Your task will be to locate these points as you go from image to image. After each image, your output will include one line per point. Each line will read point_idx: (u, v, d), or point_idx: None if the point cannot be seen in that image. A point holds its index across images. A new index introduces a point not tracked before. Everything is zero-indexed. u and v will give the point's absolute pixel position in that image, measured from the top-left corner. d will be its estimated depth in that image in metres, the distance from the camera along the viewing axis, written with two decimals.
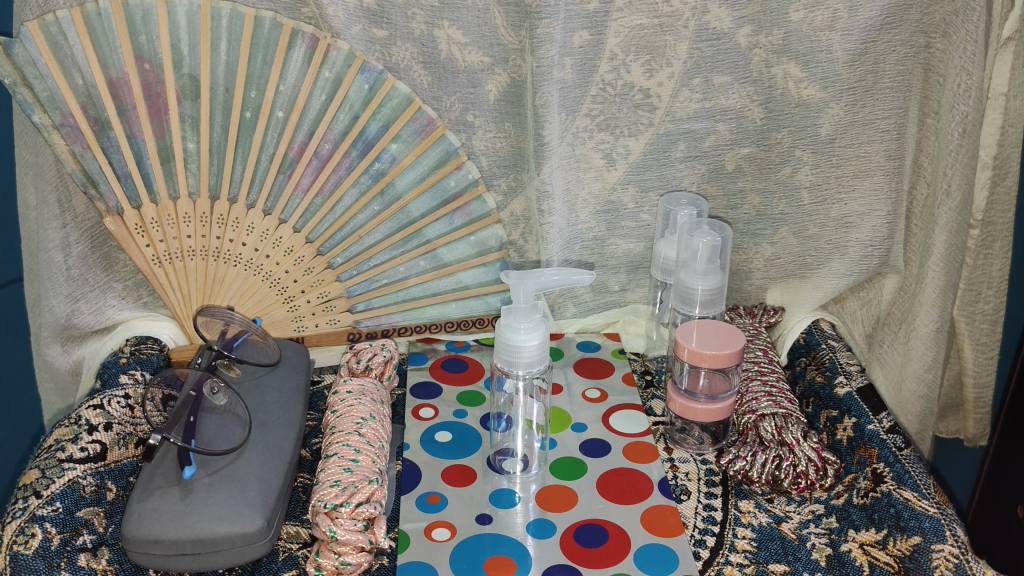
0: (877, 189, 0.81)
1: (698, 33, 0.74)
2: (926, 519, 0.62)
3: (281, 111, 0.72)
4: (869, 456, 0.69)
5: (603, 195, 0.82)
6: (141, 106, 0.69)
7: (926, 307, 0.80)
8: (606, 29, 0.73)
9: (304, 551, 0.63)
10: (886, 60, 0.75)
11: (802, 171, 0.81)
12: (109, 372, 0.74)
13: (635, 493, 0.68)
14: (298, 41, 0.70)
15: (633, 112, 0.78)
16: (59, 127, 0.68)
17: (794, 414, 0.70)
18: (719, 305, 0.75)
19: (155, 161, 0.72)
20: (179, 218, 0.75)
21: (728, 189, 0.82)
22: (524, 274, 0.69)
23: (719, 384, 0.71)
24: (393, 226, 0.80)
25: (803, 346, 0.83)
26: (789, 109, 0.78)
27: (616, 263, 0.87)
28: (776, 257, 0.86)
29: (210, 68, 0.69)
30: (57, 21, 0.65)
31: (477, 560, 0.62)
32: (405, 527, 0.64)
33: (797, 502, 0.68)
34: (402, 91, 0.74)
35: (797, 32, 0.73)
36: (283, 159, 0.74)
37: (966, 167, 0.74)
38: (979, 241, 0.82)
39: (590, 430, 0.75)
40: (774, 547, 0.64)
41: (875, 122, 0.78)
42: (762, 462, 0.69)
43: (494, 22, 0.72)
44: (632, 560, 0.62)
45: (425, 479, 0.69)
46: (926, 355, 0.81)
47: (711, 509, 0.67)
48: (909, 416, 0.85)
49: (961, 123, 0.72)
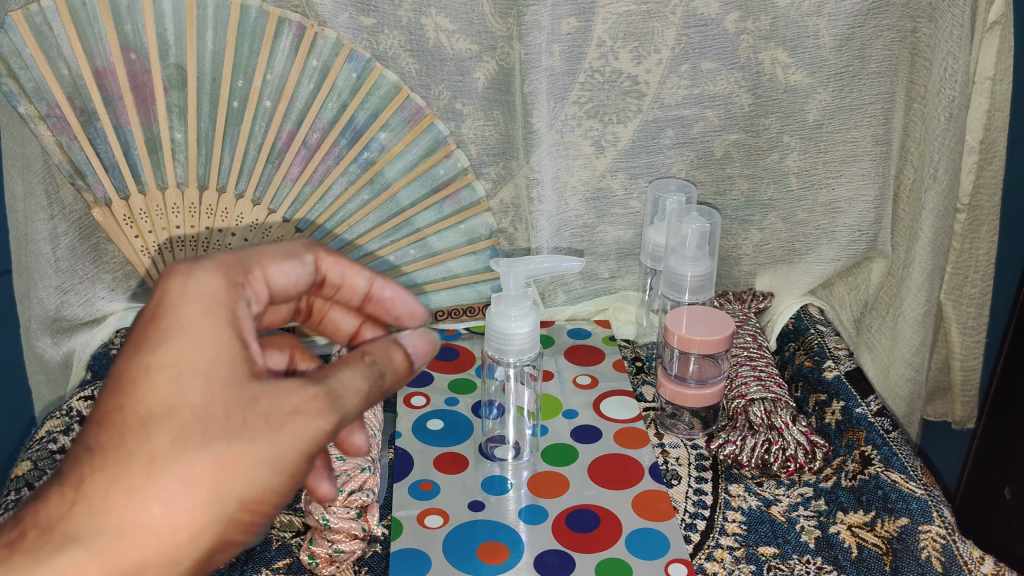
0: (865, 174, 0.81)
1: (686, 20, 0.74)
2: (913, 501, 0.63)
3: (268, 101, 0.72)
4: (858, 439, 0.69)
5: (592, 181, 0.82)
6: (128, 96, 0.69)
7: (913, 291, 0.80)
8: (594, 15, 0.73)
9: (298, 539, 0.63)
10: (872, 45, 0.75)
11: (790, 157, 0.81)
12: (99, 363, 0.75)
13: (625, 479, 0.68)
14: (285, 29, 0.70)
15: (622, 98, 0.77)
16: (45, 118, 0.68)
17: (782, 399, 0.72)
18: (708, 290, 0.75)
19: (143, 151, 0.71)
20: (167, 210, 0.74)
21: (717, 175, 0.83)
22: (520, 262, 0.69)
23: (708, 369, 0.72)
24: (383, 214, 0.80)
25: (792, 331, 0.85)
26: (777, 95, 0.78)
27: (606, 250, 0.87)
28: (765, 243, 0.86)
29: (197, 57, 0.69)
30: (41, 11, 0.64)
31: (470, 546, 0.62)
32: (398, 514, 0.65)
33: (786, 486, 0.68)
34: (391, 79, 0.74)
35: (784, 17, 0.73)
36: (271, 148, 0.74)
37: (953, 151, 0.74)
38: (966, 225, 0.82)
39: (581, 417, 0.76)
40: (763, 530, 0.64)
41: (863, 107, 0.78)
42: (751, 446, 0.69)
43: (481, 10, 0.72)
44: (623, 545, 0.62)
45: (418, 467, 0.70)
46: (912, 338, 0.82)
47: (702, 493, 0.68)
48: (897, 399, 0.86)
49: (948, 108, 0.72)
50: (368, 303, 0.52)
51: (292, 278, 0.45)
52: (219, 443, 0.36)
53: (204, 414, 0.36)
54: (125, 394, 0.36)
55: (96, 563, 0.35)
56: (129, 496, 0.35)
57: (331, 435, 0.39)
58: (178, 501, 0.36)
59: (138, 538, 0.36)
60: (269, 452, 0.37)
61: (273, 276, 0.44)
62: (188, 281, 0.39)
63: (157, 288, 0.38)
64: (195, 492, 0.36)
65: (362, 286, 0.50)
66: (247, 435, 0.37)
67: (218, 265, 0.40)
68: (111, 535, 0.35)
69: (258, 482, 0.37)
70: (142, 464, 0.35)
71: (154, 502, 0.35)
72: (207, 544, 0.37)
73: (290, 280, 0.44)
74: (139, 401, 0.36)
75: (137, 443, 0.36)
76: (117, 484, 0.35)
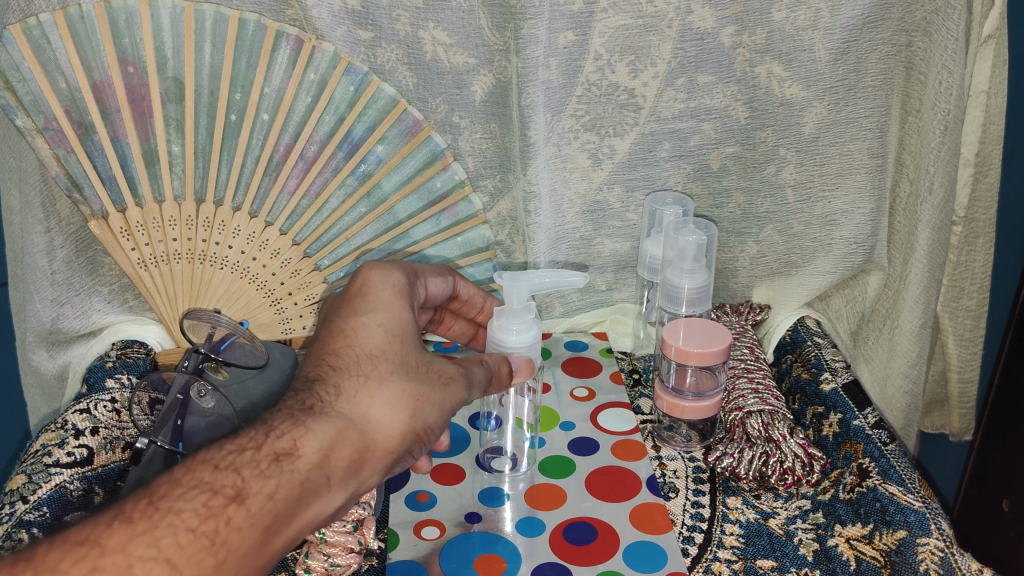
0: (860, 188, 0.81)
1: (682, 33, 0.74)
2: (912, 513, 0.62)
3: (266, 114, 0.72)
4: (855, 451, 0.69)
5: (589, 194, 0.83)
6: (125, 109, 0.69)
7: (910, 303, 0.80)
8: (591, 29, 0.73)
9: (293, 554, 0.62)
10: (868, 59, 0.75)
11: (787, 170, 0.81)
12: (96, 376, 0.74)
13: (622, 492, 0.68)
14: (283, 43, 0.69)
15: (618, 112, 0.78)
16: (43, 131, 0.68)
17: (780, 411, 0.71)
18: (705, 303, 0.76)
19: (140, 164, 0.71)
20: (164, 222, 0.74)
21: (713, 188, 0.83)
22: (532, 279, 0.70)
23: (706, 381, 0.71)
24: (379, 227, 0.80)
25: (790, 343, 0.85)
26: (772, 108, 0.78)
27: (603, 262, 0.87)
28: (761, 256, 0.87)
29: (195, 71, 0.69)
30: (39, 25, 0.64)
31: (466, 558, 0.62)
32: (393, 527, 0.65)
33: (785, 498, 0.68)
34: (388, 92, 0.73)
35: (780, 31, 0.73)
36: (268, 161, 0.74)
37: (948, 165, 0.74)
38: (962, 237, 0.83)
39: (578, 429, 0.75)
40: (761, 543, 0.64)
41: (858, 121, 0.78)
42: (749, 458, 0.69)
43: (478, 24, 0.72)
44: (621, 558, 0.62)
45: (413, 478, 0.69)
46: (910, 350, 0.82)
47: (700, 506, 0.68)
48: (894, 411, 0.86)
49: (943, 121, 0.72)
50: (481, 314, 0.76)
51: (439, 288, 0.68)
52: (416, 377, 0.54)
53: (404, 359, 0.55)
54: (349, 338, 0.55)
55: (353, 435, 0.51)
56: (369, 395, 0.52)
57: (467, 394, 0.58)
58: (397, 409, 0.53)
59: (374, 427, 0.52)
60: (440, 396, 0.55)
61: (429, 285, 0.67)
62: (384, 274, 0.59)
63: (362, 278, 0.59)
64: (404, 406, 0.53)
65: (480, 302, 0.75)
66: (429, 379, 0.55)
67: (401, 267, 0.62)
68: (358, 417, 0.51)
69: (435, 417, 0.55)
70: (374, 377, 0.53)
71: (383, 406, 0.52)
72: (405, 447, 0.53)
73: (438, 289, 0.68)
74: (358, 344, 0.54)
75: (365, 366, 0.53)
76: (361, 386, 0.52)
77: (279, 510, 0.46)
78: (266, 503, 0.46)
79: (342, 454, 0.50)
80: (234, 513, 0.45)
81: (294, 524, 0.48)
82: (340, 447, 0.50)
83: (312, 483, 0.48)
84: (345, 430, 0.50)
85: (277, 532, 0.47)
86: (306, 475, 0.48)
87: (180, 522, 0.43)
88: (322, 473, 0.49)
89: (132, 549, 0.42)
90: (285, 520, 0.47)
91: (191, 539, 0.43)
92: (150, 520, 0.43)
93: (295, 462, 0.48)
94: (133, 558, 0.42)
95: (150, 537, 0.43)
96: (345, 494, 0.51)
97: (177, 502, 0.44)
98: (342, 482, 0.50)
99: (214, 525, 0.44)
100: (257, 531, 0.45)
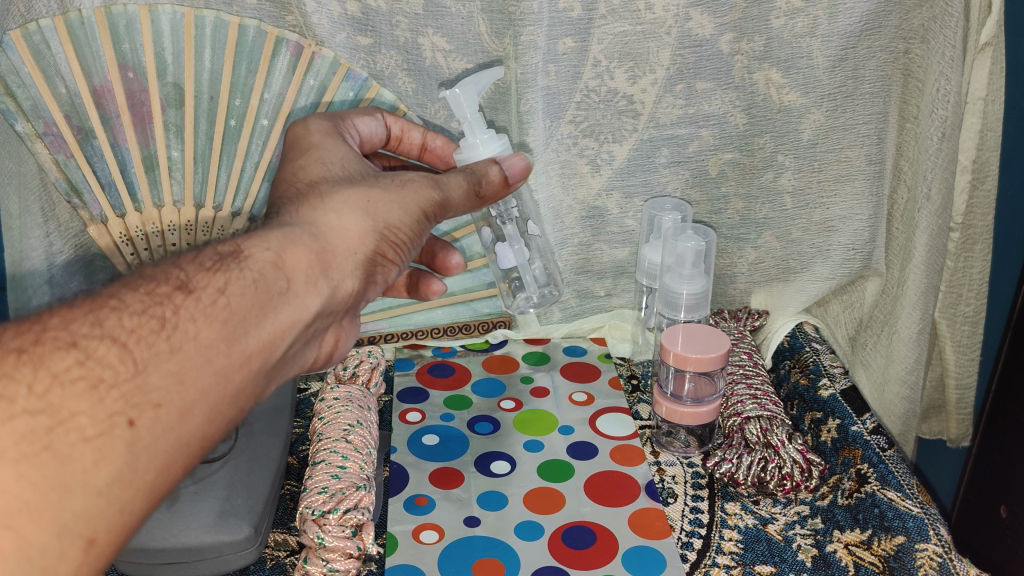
0: (858, 194, 0.82)
1: (681, 40, 0.74)
2: (910, 519, 0.63)
3: (266, 119, 0.73)
4: (853, 457, 0.70)
5: (588, 200, 0.83)
6: (125, 114, 0.69)
7: (907, 310, 0.81)
8: (590, 36, 0.73)
9: (292, 559, 0.63)
10: (866, 65, 0.75)
11: (785, 176, 0.82)
12: None
13: (622, 496, 0.68)
14: (283, 49, 0.70)
15: (617, 118, 0.78)
16: (42, 136, 0.68)
17: (778, 416, 0.71)
18: (703, 309, 0.76)
19: (139, 170, 0.71)
20: (163, 227, 0.75)
21: (712, 194, 0.84)
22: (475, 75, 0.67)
23: (704, 387, 0.72)
24: None
25: (787, 349, 0.86)
26: (771, 115, 0.78)
27: (602, 268, 0.88)
28: (760, 261, 0.87)
29: (194, 76, 0.69)
30: (39, 30, 0.63)
31: (465, 562, 0.62)
32: (393, 530, 0.65)
33: (783, 504, 0.68)
34: (387, 98, 0.74)
35: (778, 38, 0.74)
36: (268, 167, 0.75)
37: (946, 171, 0.74)
38: (959, 243, 0.83)
39: (576, 434, 0.76)
40: (760, 548, 0.64)
41: (856, 127, 0.78)
42: (748, 464, 0.69)
43: (477, 30, 0.72)
44: (620, 562, 0.62)
45: (412, 483, 0.69)
46: (908, 357, 0.83)
47: (698, 512, 0.68)
48: (892, 417, 0.87)
49: (940, 128, 0.73)
50: (427, 152, 0.70)
51: (372, 129, 0.65)
52: (363, 185, 0.52)
53: (348, 176, 0.54)
54: (293, 178, 0.54)
55: (308, 238, 0.47)
56: (315, 208, 0.50)
57: (436, 194, 0.55)
58: (346, 211, 0.50)
59: (328, 231, 0.49)
60: (397, 197, 0.53)
61: (360, 126, 0.64)
62: (308, 126, 0.59)
63: (291, 133, 0.59)
64: (355, 209, 0.50)
65: (419, 140, 0.69)
66: (383, 185, 0.53)
67: (325, 116, 0.61)
68: (308, 225, 0.48)
69: (401, 218, 0.52)
70: (317, 195, 0.51)
71: (331, 211, 0.50)
72: (371, 249, 0.50)
73: (368, 130, 0.65)
74: (302, 175, 0.53)
75: (308, 189, 0.52)
76: (304, 204, 0.50)
77: (233, 305, 0.42)
78: (218, 297, 0.42)
79: (298, 256, 0.46)
80: (183, 301, 0.41)
81: (264, 325, 0.43)
82: (294, 249, 0.46)
83: (270, 282, 0.44)
84: (292, 234, 0.47)
85: (243, 331, 0.42)
86: (260, 272, 0.44)
87: (124, 306, 0.39)
88: (280, 274, 0.45)
89: (75, 328, 0.38)
90: (249, 319, 0.43)
91: (139, 322, 0.39)
92: (91, 304, 0.39)
93: (244, 261, 0.44)
94: (77, 335, 0.38)
95: (94, 317, 0.38)
96: (320, 301, 0.47)
97: (120, 291, 0.40)
98: (309, 286, 0.46)
99: (162, 310, 0.40)
100: (215, 323, 0.41)
